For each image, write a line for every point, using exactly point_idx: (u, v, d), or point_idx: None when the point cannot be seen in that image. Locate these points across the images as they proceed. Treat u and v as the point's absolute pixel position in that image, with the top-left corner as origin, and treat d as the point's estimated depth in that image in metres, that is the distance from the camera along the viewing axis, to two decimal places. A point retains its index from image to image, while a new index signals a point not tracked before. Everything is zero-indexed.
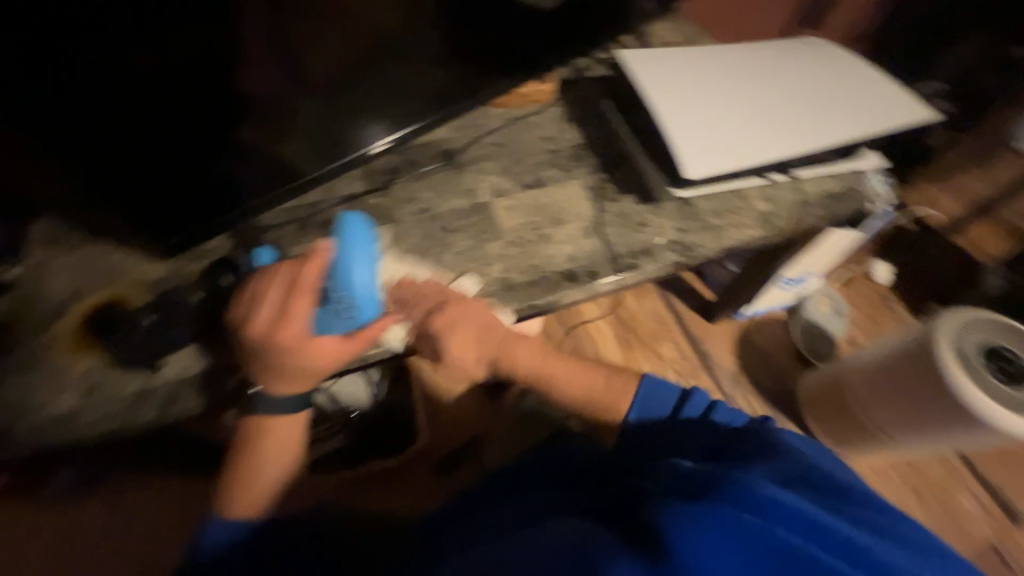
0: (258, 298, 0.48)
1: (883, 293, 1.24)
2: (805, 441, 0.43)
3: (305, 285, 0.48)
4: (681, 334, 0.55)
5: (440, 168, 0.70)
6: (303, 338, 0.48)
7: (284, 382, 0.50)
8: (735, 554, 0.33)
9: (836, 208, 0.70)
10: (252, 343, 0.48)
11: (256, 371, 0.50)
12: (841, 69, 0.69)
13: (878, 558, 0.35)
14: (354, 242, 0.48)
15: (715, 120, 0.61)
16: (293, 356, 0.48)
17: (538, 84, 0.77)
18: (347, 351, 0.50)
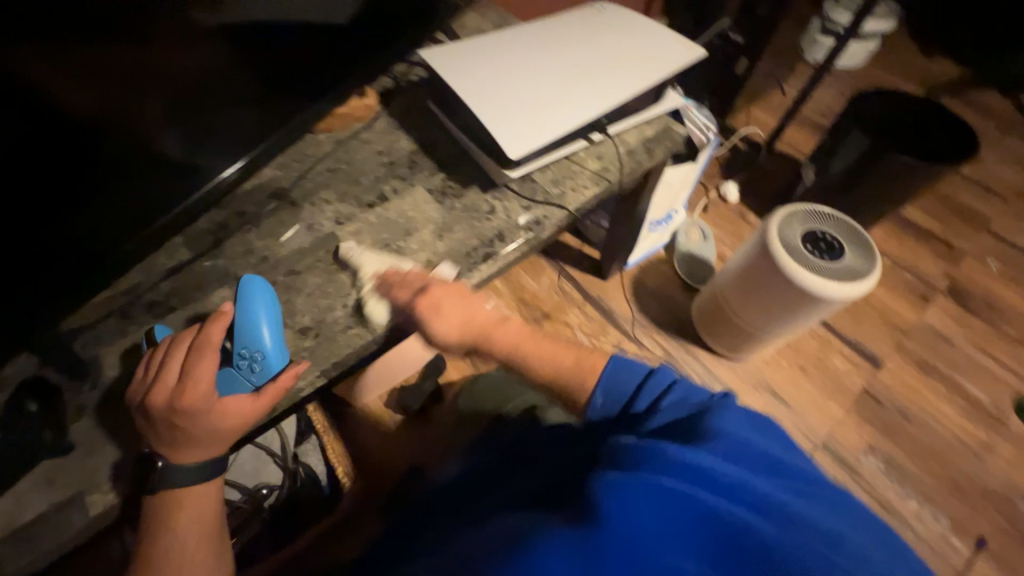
0: (161, 367, 0.49)
1: (739, 209, 1.39)
2: (724, 422, 0.44)
3: (210, 345, 0.50)
4: (579, 375, 0.60)
5: (273, 210, 0.66)
6: (206, 399, 0.48)
7: (185, 452, 0.48)
8: (660, 516, 0.37)
9: (658, 149, 0.76)
10: (155, 416, 0.47)
11: (154, 445, 0.48)
12: (623, 26, 0.75)
13: (783, 508, 0.38)
14: (261, 302, 0.53)
15: (522, 100, 0.64)
16: (197, 419, 0.48)
17: (357, 100, 0.76)
18: (253, 408, 0.49)
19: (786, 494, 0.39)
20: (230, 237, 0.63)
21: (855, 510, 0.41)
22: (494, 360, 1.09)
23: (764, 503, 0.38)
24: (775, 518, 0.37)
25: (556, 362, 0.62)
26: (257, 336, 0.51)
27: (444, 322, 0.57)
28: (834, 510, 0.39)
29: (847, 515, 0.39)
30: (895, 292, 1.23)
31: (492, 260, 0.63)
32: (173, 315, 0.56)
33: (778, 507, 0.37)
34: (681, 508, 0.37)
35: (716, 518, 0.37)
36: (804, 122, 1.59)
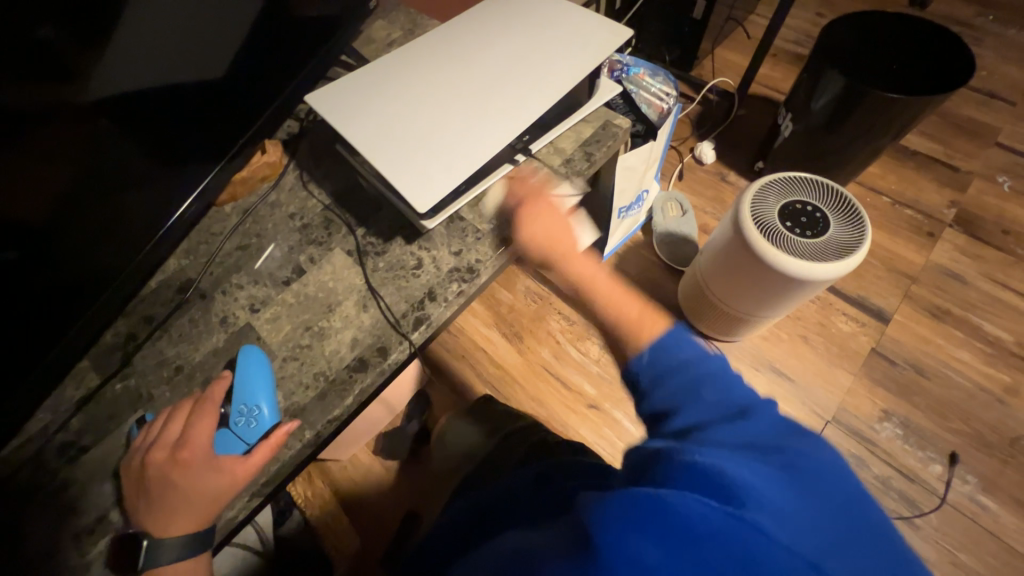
0: (161, 429, 0.49)
1: (717, 170, 1.28)
2: (736, 429, 0.36)
3: (208, 404, 0.50)
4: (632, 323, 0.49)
5: (184, 308, 0.60)
6: (200, 462, 0.47)
7: (177, 521, 0.46)
8: (656, 529, 0.29)
9: (599, 151, 0.67)
10: (149, 484, 0.46)
11: (146, 519, 0.46)
12: (534, 16, 0.65)
13: (795, 505, 0.31)
14: (250, 359, 0.53)
15: (425, 135, 0.56)
16: (190, 482, 0.46)
17: (257, 159, 0.68)
18: (245, 470, 0.47)
19: (790, 491, 0.31)
20: (138, 350, 0.57)
21: (868, 505, 0.33)
22: (478, 386, 1.04)
23: (751, 495, 0.31)
24: (758, 504, 0.30)
25: (616, 312, 0.51)
26: (252, 392, 0.51)
27: (534, 229, 0.60)
28: (844, 519, 0.31)
29: (858, 534, 0.31)
30: (897, 235, 1.13)
31: (425, 325, 0.56)
32: (88, 456, 0.52)
33: (775, 500, 0.31)
34: (665, 519, 0.30)
35: (695, 518, 0.29)
36: (779, 57, 1.44)
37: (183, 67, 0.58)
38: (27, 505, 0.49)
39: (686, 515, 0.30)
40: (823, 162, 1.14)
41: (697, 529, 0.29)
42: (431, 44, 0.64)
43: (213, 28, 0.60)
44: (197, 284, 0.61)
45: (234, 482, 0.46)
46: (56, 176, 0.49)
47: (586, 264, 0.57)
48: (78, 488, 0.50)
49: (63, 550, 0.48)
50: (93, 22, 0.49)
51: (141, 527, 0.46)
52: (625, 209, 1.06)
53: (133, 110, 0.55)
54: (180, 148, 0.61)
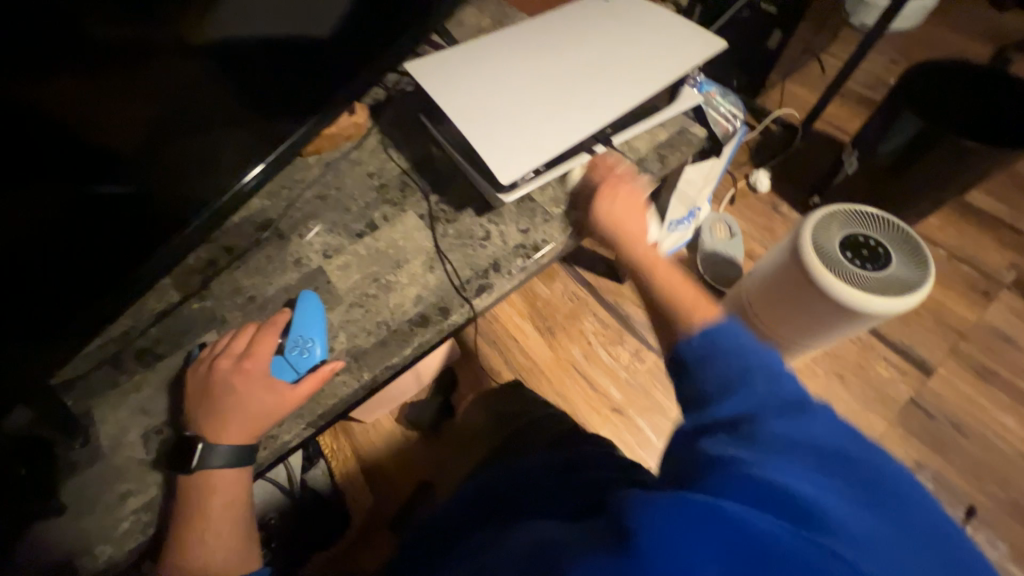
0: (227, 342, 0.52)
1: (770, 199, 1.28)
2: (795, 423, 0.38)
3: (271, 328, 0.53)
4: (688, 300, 0.53)
5: (261, 244, 0.64)
6: (258, 376, 0.49)
7: (228, 429, 0.48)
8: (711, 537, 0.30)
9: (672, 155, 0.68)
10: (210, 389, 0.49)
11: (201, 422, 0.49)
12: (630, 18, 0.68)
13: (853, 526, 0.32)
14: (309, 297, 0.55)
15: (514, 113, 0.58)
16: (245, 395, 0.49)
17: (345, 118, 0.72)
18: (295, 395, 0.49)
19: (866, 528, 0.32)
20: (216, 276, 0.61)
21: (921, 520, 0.35)
22: (506, 373, 1.06)
23: (823, 520, 0.32)
24: (822, 528, 0.31)
25: (671, 291, 0.55)
26: (310, 326, 0.54)
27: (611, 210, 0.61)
28: (909, 546, 0.33)
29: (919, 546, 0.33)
30: (950, 288, 1.10)
31: (486, 293, 0.58)
32: (160, 364, 0.55)
33: (848, 534, 0.31)
34: (723, 526, 0.30)
35: (759, 535, 0.30)
36: (847, 97, 1.43)
37: (296, 19, 0.62)
38: (102, 399, 0.53)
39: (737, 518, 0.31)
40: (883, 204, 1.12)
41: (767, 539, 0.30)
42: (529, 30, 0.66)
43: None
44: (277, 224, 0.65)
45: (285, 402, 0.49)
46: (169, 96, 0.53)
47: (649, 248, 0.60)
48: (147, 393, 0.54)
49: (127, 446, 0.51)
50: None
51: (197, 428, 0.48)
52: (677, 222, 1.06)
53: (248, 52, 0.58)
54: (282, 96, 0.65)
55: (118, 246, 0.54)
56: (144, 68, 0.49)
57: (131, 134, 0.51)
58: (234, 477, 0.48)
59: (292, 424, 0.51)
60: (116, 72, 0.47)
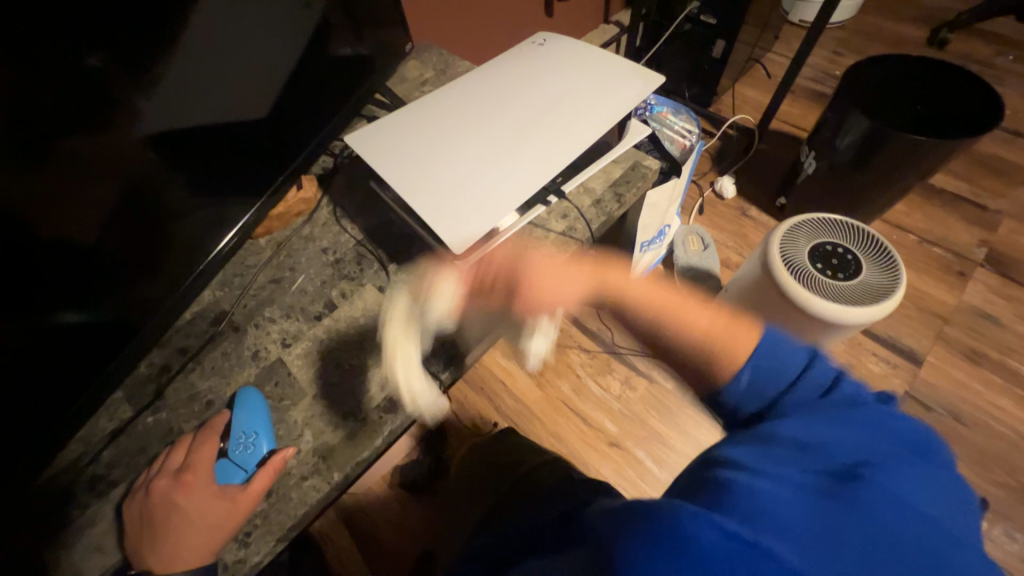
0: (166, 460, 0.50)
1: (737, 205, 1.29)
2: (812, 424, 0.37)
3: (211, 433, 0.51)
4: (718, 341, 0.45)
5: (216, 340, 0.61)
6: (204, 485, 0.47)
7: (180, 553, 0.44)
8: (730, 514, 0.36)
9: (628, 193, 0.68)
10: (153, 516, 0.46)
11: (150, 555, 0.45)
12: (567, 60, 0.68)
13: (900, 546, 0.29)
14: (248, 393, 0.54)
15: (462, 177, 0.57)
16: (190, 515, 0.46)
17: (294, 195, 0.70)
18: (247, 497, 0.47)
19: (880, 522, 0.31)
20: (171, 382, 0.58)
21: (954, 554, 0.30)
22: (497, 420, 1.03)
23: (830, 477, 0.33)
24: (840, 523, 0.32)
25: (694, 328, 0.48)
26: (256, 420, 0.52)
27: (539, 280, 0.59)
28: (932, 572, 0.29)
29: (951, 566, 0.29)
30: (928, 274, 1.10)
31: (456, 365, 0.56)
32: (115, 491, 0.52)
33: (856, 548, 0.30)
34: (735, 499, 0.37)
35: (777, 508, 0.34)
36: (800, 94, 1.46)
37: (228, 106, 0.58)
38: (60, 541, 0.49)
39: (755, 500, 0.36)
40: (848, 200, 1.13)
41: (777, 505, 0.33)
42: (467, 87, 0.66)
43: (258, 62, 0.60)
44: (233, 317, 0.63)
45: (237, 507, 0.47)
46: (92, 206, 0.48)
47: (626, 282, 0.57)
48: (107, 523, 0.50)
49: None
50: (116, 39, 0.45)
51: (145, 566, 0.45)
52: (648, 243, 1.07)
53: (172, 141, 0.53)
54: (230, 179, 0.62)
55: (75, 371, 0.51)
56: (56, 186, 0.44)
57: (61, 258, 0.46)
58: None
59: (258, 528, 0.48)
60: (17, 201, 0.41)
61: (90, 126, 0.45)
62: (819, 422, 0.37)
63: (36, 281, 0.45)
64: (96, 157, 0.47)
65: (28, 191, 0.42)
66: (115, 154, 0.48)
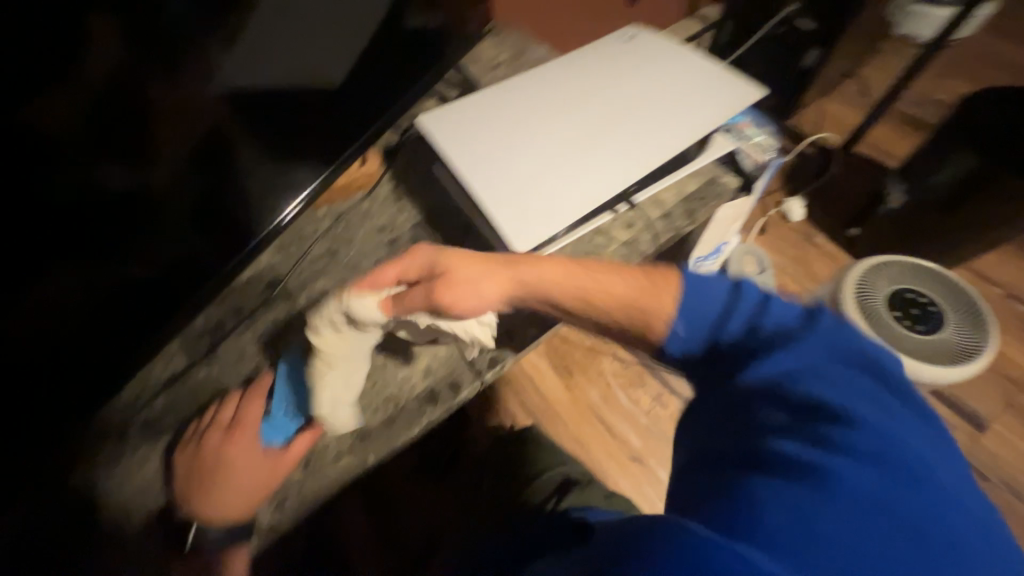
0: (215, 413, 0.51)
1: (803, 230, 1.21)
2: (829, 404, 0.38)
3: (258, 390, 0.52)
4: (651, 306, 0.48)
5: (270, 305, 0.62)
6: (250, 441, 0.49)
7: (225, 503, 0.46)
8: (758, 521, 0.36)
9: (700, 210, 0.64)
10: (201, 466, 0.48)
11: (195, 503, 0.47)
12: (657, 60, 0.64)
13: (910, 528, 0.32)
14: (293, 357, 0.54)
15: (534, 175, 0.55)
16: (234, 469, 0.47)
17: (357, 169, 0.70)
18: (288, 459, 0.48)
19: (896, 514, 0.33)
20: (225, 340, 0.60)
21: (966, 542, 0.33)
22: (521, 415, 1.03)
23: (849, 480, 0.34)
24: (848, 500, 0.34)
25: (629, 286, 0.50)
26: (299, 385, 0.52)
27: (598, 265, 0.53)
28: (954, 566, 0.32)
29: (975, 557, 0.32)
30: (1009, 333, 1.01)
31: (500, 365, 0.55)
32: (165, 437, 0.54)
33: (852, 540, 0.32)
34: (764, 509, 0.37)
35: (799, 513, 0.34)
36: (892, 117, 1.34)
37: (305, 72, 0.57)
38: (114, 476, 0.52)
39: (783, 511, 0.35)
40: (932, 242, 1.04)
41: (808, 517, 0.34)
42: (547, 78, 0.63)
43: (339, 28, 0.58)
44: (288, 283, 0.64)
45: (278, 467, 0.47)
46: (170, 158, 0.48)
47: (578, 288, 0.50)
48: (156, 466, 0.53)
49: (132, 527, 0.50)
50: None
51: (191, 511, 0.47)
52: (704, 259, 1.02)
53: (250, 101, 0.53)
54: (299, 145, 0.61)
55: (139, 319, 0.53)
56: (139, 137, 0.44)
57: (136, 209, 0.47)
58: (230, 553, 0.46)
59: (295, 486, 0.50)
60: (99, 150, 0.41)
61: (174, 77, 0.44)
62: (849, 400, 0.38)
63: (111, 228, 0.45)
64: (179, 110, 0.46)
65: (116, 142, 0.42)
66: (195, 110, 0.48)
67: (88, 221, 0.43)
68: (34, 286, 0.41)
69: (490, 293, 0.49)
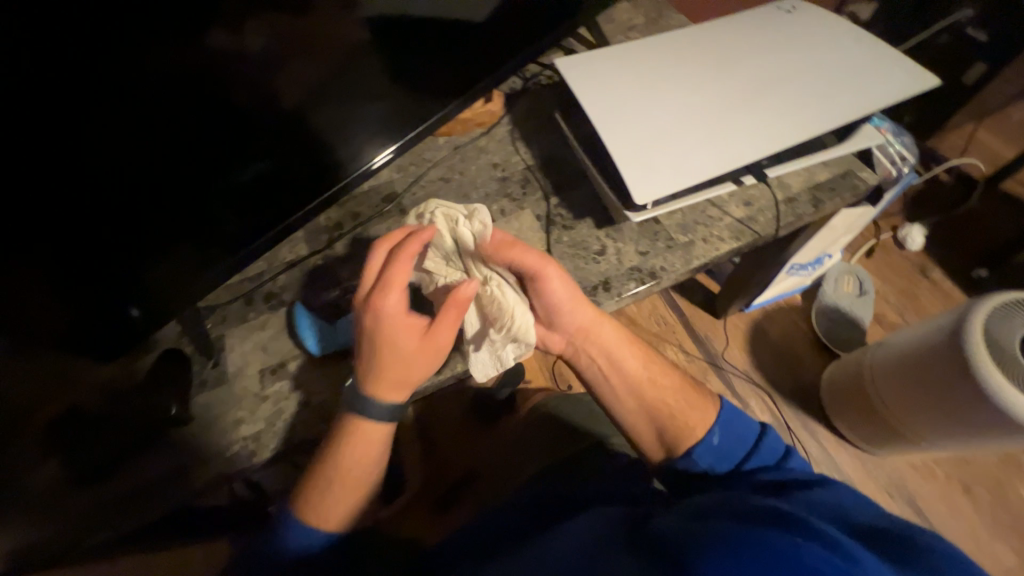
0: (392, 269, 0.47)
1: (918, 261, 1.10)
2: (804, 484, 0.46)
3: (403, 259, 0.48)
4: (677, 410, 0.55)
5: (384, 216, 0.67)
6: (404, 320, 0.47)
7: (390, 384, 0.48)
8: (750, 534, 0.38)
9: (828, 201, 0.61)
10: (392, 328, 0.47)
11: (367, 380, 0.49)
12: (816, 38, 0.60)
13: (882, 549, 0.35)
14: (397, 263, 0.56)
15: (666, 129, 0.54)
16: (402, 347, 0.47)
17: (481, 105, 0.71)
18: (438, 338, 0.48)
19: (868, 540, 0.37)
20: (342, 238, 0.65)
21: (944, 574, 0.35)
22: (574, 383, 1.04)
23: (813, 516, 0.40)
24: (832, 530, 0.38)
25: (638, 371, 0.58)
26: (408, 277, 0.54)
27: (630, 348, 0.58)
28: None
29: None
30: None
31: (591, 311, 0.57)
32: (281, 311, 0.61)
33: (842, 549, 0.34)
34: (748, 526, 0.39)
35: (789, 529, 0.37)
36: None
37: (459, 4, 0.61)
38: (237, 333, 0.60)
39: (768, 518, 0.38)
40: None
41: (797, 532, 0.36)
42: (692, 39, 0.61)
43: None
44: (402, 199, 0.68)
45: (441, 344, 0.48)
46: (338, 53, 0.51)
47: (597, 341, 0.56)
48: (272, 333, 0.60)
49: (247, 378, 0.57)
50: None
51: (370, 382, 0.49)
52: (801, 267, 0.96)
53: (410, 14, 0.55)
54: (436, 71, 0.64)
55: None
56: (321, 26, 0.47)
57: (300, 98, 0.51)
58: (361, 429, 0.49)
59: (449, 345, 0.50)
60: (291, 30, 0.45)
61: None
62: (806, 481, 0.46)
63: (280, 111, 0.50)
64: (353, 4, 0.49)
65: (303, 29, 0.46)
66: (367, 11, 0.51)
67: (267, 102, 0.48)
68: (215, 144, 0.47)
69: (569, 304, 0.53)
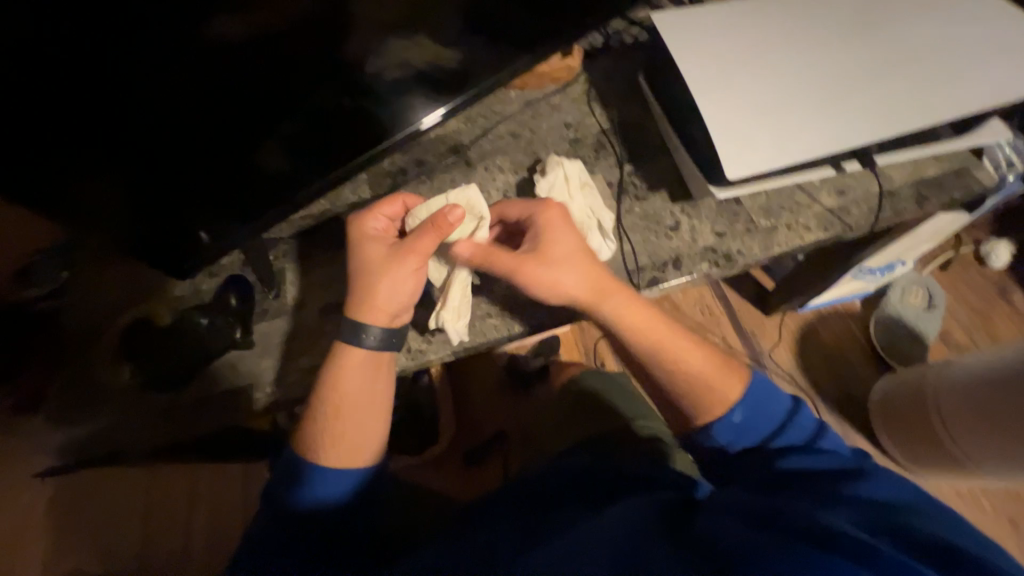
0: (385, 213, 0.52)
1: (998, 280, 1.02)
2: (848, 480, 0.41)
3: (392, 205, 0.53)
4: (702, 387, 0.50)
5: (449, 166, 0.65)
6: (383, 245, 0.50)
7: (374, 305, 0.48)
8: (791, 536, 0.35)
9: (933, 199, 0.56)
10: (375, 254, 0.49)
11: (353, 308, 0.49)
12: (953, 16, 0.53)
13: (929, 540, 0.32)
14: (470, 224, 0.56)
15: (768, 101, 0.50)
16: (377, 265, 0.48)
17: (559, 59, 0.66)
18: (416, 255, 0.48)
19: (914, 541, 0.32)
20: (405, 185, 0.64)
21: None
22: (609, 360, 1.03)
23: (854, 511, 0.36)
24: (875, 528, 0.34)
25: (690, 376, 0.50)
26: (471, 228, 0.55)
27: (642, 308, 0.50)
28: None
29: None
30: None
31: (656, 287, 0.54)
32: (341, 251, 0.61)
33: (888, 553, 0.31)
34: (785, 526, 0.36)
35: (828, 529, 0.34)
36: None
37: None
38: (298, 267, 0.60)
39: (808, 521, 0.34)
40: None
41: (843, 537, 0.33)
42: (809, 4, 0.55)
43: None
44: (469, 151, 0.66)
45: (416, 262, 0.48)
46: None
47: (625, 307, 0.50)
48: (332, 271, 0.60)
49: (306, 312, 0.58)
50: None
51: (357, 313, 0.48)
52: (871, 271, 0.90)
53: None
54: None
55: None
56: None
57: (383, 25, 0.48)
58: (340, 369, 0.47)
59: (422, 276, 0.49)
60: None
61: None
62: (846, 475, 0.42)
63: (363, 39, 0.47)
64: None
65: None
66: None
67: (352, 28, 0.46)
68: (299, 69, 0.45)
69: (568, 275, 0.49)
